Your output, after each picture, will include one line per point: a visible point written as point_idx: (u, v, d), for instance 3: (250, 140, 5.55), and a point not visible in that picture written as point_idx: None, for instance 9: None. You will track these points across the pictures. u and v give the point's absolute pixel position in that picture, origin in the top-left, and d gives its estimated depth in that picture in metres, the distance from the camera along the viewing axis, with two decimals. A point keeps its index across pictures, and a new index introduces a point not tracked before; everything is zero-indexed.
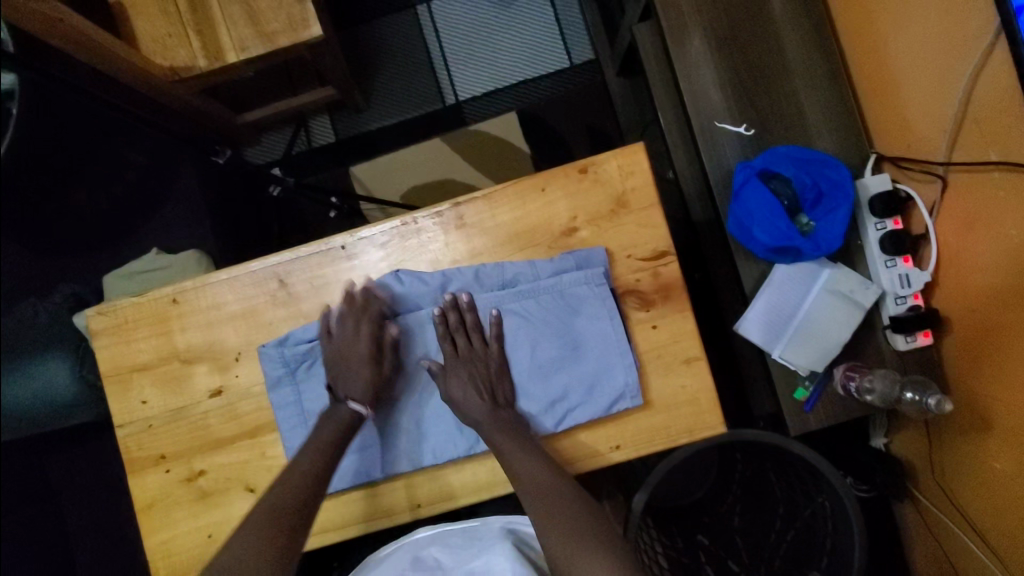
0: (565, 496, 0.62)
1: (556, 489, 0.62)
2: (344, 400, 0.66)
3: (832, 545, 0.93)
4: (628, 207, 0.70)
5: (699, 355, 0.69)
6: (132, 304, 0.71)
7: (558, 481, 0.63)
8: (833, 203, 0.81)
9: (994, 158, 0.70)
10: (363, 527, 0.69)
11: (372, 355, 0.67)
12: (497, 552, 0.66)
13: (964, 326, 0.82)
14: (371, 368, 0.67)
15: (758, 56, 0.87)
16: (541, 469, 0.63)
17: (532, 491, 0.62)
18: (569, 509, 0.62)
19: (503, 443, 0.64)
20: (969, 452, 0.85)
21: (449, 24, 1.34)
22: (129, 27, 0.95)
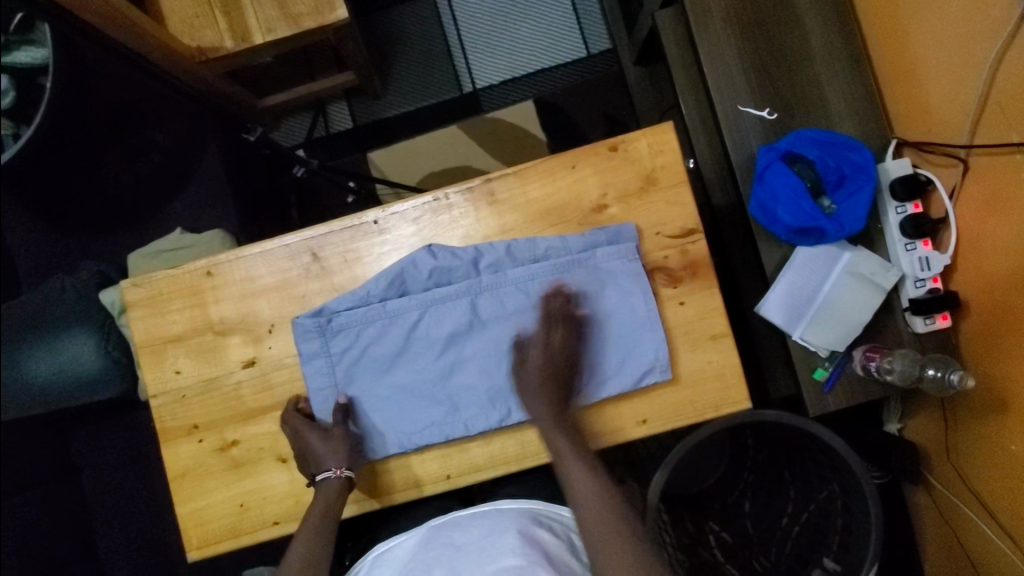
0: (609, 501, 0.61)
1: (597, 491, 0.61)
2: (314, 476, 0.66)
3: (842, 523, 0.94)
4: (657, 185, 0.71)
5: (726, 331, 0.70)
6: (167, 276, 0.72)
7: (604, 487, 0.62)
8: (855, 186, 0.82)
9: (1016, 139, 0.72)
10: (430, 489, 0.70)
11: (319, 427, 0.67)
12: (508, 534, 0.61)
13: (982, 307, 0.83)
14: (332, 432, 0.67)
15: (781, 41, 0.88)
16: (587, 473, 0.62)
17: (581, 493, 0.61)
18: (604, 516, 0.60)
19: (561, 444, 0.64)
20: (986, 435, 0.86)
21: (467, 12, 1.34)
22: (159, 7, 0.96)
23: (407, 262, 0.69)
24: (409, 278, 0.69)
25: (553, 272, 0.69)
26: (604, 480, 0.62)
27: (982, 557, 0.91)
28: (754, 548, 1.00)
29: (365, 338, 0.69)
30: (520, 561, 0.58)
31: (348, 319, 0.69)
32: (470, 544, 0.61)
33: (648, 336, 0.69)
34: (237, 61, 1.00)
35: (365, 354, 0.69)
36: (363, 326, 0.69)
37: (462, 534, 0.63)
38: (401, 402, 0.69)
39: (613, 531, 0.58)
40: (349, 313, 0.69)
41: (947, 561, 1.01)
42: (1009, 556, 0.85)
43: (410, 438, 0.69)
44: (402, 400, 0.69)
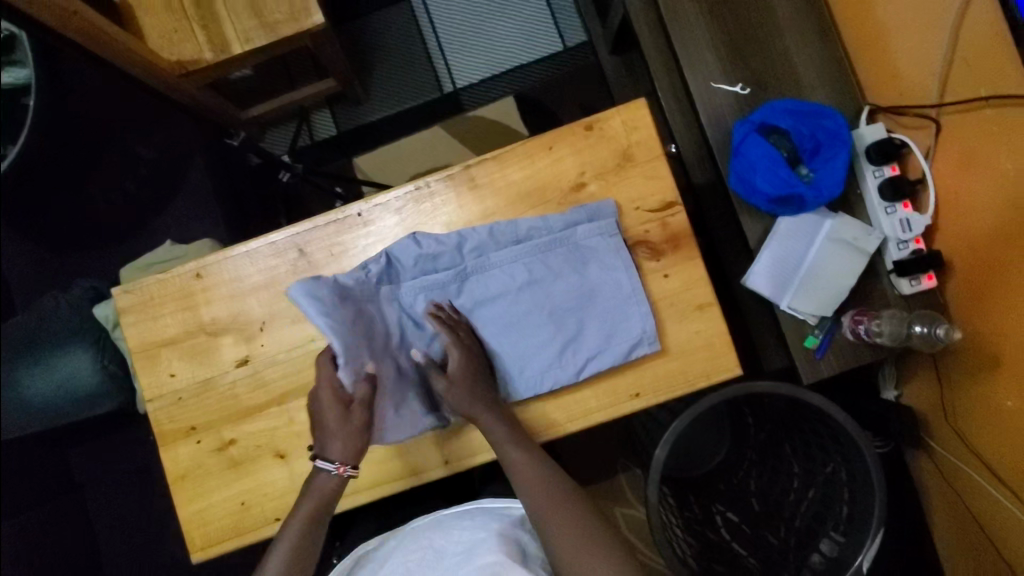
0: (551, 485, 0.65)
1: (540, 473, 0.65)
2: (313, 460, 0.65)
3: (849, 496, 0.92)
4: (634, 160, 0.72)
5: (711, 301, 0.71)
6: (157, 281, 0.73)
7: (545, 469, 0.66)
8: (831, 152, 0.83)
9: (985, 94, 0.73)
10: (429, 475, 0.71)
11: (333, 405, 0.63)
12: (487, 534, 0.64)
13: (967, 265, 0.84)
14: (351, 415, 0.62)
15: (750, 17, 0.90)
16: (527, 458, 0.66)
17: (523, 477, 0.65)
18: (555, 499, 0.64)
19: (500, 437, 0.66)
20: (980, 393, 0.87)
21: (442, 14, 1.36)
22: (137, 24, 0.98)
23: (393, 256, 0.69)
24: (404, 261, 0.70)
25: (537, 251, 0.70)
26: (541, 463, 0.66)
27: (991, 518, 0.91)
28: (760, 524, 0.99)
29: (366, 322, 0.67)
30: (496, 559, 0.60)
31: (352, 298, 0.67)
32: (450, 546, 0.63)
33: (636, 308, 0.70)
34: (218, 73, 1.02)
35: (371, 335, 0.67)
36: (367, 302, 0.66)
37: (442, 536, 0.66)
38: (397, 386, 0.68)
39: (558, 512, 0.63)
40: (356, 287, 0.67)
41: (960, 529, 1.00)
42: (1016, 515, 0.84)
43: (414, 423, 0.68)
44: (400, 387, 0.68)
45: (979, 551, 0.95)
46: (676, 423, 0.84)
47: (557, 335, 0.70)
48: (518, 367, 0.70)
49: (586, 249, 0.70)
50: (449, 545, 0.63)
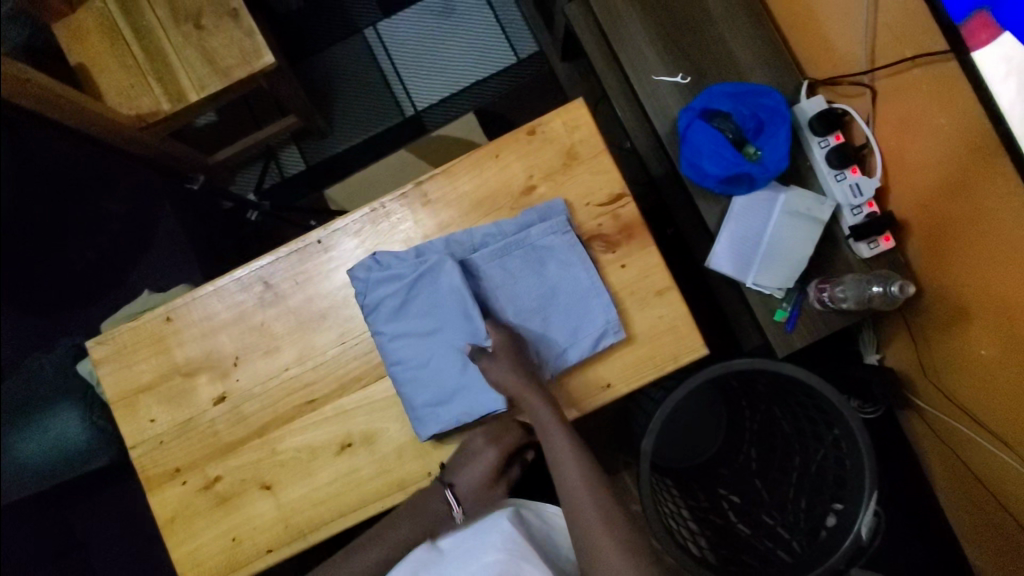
0: (587, 477, 0.66)
1: (577, 467, 0.66)
2: (447, 486, 0.69)
3: (851, 463, 0.87)
4: (579, 158, 0.74)
5: (670, 285, 0.72)
6: (128, 329, 0.74)
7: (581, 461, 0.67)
8: (773, 128, 0.85)
9: (910, 54, 0.75)
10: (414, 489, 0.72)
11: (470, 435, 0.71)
12: (493, 530, 0.65)
13: (923, 222, 0.85)
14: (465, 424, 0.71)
15: (682, 8, 0.92)
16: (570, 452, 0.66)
17: (561, 459, 0.66)
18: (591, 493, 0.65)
19: (544, 418, 0.67)
20: (954, 345, 0.88)
21: (395, 41, 1.39)
22: (95, 84, 1.01)
23: (357, 279, 0.70)
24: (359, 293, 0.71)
25: (492, 256, 0.71)
26: (580, 455, 0.67)
27: (986, 468, 0.91)
28: (762, 504, 0.98)
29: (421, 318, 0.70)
30: (501, 555, 0.61)
31: (428, 294, 0.69)
32: (457, 549, 0.66)
33: (598, 300, 0.71)
34: (178, 122, 1.05)
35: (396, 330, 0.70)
36: (412, 289, 0.69)
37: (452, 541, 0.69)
38: (438, 385, 0.69)
39: (586, 497, 0.65)
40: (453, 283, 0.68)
41: (960, 484, 1.00)
42: (1009, 463, 0.85)
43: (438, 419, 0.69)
44: (436, 385, 0.69)
45: (983, 504, 0.95)
46: (660, 405, 0.84)
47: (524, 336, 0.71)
48: (548, 343, 0.71)
49: (542, 249, 0.71)
50: (459, 547, 0.66)
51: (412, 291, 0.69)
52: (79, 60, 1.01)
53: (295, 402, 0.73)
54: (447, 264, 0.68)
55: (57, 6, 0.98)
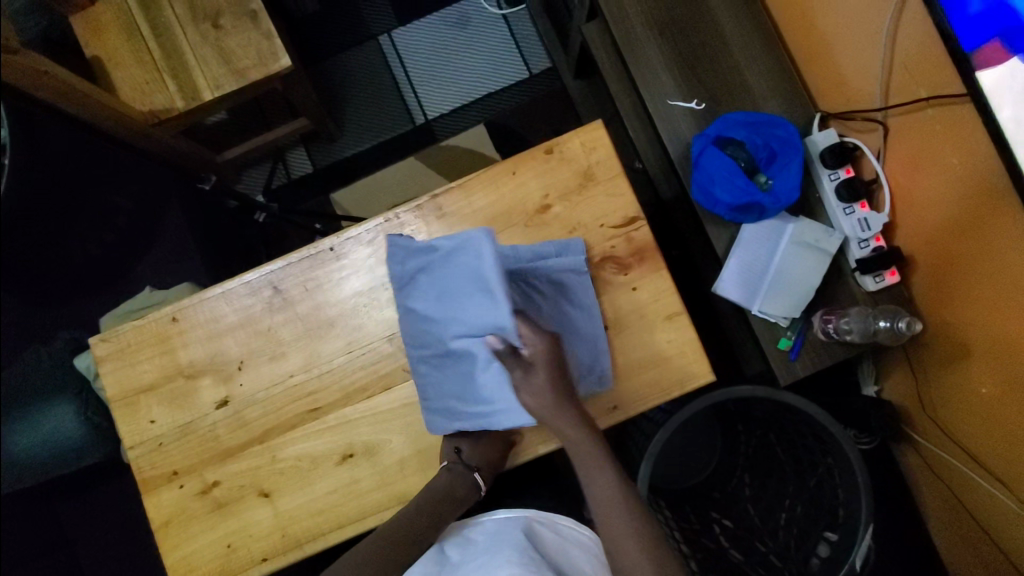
0: (622, 495, 0.64)
1: (617, 502, 0.63)
2: (473, 470, 0.71)
3: (844, 497, 0.90)
4: (595, 180, 0.74)
5: (680, 310, 0.73)
6: (133, 328, 0.73)
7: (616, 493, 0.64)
8: (786, 159, 0.86)
9: (924, 94, 0.76)
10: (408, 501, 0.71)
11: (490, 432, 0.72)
12: (507, 550, 0.60)
13: (928, 259, 0.86)
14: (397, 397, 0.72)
15: (700, 36, 0.93)
16: (607, 484, 0.64)
17: (597, 475, 0.65)
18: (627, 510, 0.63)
19: (569, 432, 0.64)
20: (954, 382, 0.88)
21: (410, 50, 1.40)
22: (109, 77, 1.00)
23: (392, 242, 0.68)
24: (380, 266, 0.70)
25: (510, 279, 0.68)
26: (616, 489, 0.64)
27: (982, 506, 0.92)
28: (756, 531, 0.97)
29: (451, 305, 0.65)
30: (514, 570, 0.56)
31: (452, 275, 0.64)
32: (465, 561, 0.61)
33: (593, 343, 0.71)
34: (190, 119, 1.04)
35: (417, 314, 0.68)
36: (449, 271, 0.64)
37: (460, 553, 0.63)
38: (458, 376, 0.68)
39: (620, 514, 0.63)
40: (478, 267, 0.61)
41: (954, 518, 1.01)
42: (1005, 502, 0.85)
43: (454, 413, 0.68)
44: (466, 373, 0.68)
45: (977, 542, 0.95)
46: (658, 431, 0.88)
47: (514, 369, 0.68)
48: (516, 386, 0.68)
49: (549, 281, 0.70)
50: (468, 559, 0.61)
51: (439, 265, 0.65)
52: (95, 53, 1.00)
53: (298, 409, 0.72)
54: (482, 245, 0.61)
55: None
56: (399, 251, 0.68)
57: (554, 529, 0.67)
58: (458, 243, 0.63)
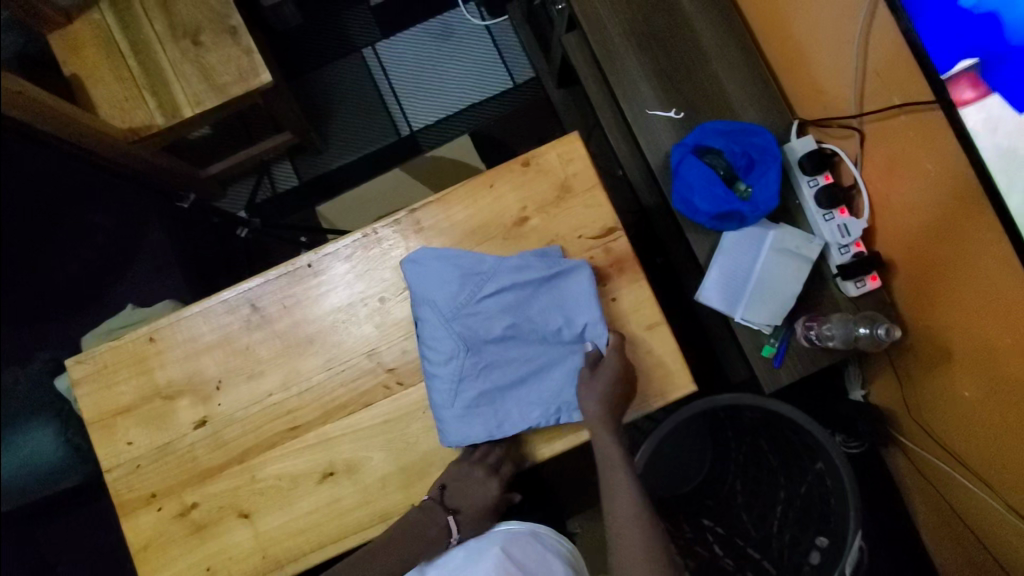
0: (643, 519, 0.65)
1: (636, 529, 0.64)
2: (448, 513, 0.68)
3: (836, 501, 0.89)
4: (573, 191, 0.74)
5: (660, 320, 0.73)
6: (110, 348, 0.73)
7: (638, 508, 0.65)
8: (764, 167, 0.87)
9: (898, 101, 0.77)
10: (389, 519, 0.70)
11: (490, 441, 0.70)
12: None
13: (908, 264, 0.87)
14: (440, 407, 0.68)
15: (677, 45, 0.94)
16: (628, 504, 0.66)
17: (617, 496, 0.67)
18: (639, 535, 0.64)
19: (609, 447, 0.67)
20: (938, 385, 0.88)
21: (394, 62, 1.40)
22: (88, 96, 1.00)
23: (418, 253, 0.71)
24: (424, 272, 0.70)
25: (532, 292, 0.70)
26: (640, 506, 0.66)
27: (970, 509, 0.92)
28: (746, 536, 0.97)
29: (537, 316, 0.70)
30: None
31: (547, 294, 0.70)
32: None
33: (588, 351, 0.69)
34: (172, 135, 1.04)
35: (498, 316, 0.70)
36: (539, 287, 0.70)
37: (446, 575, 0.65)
38: (529, 383, 0.70)
39: (635, 537, 0.64)
40: (579, 290, 0.70)
41: (943, 521, 1.01)
42: (993, 505, 0.85)
43: (529, 414, 0.69)
44: (538, 378, 0.70)
45: (966, 545, 0.95)
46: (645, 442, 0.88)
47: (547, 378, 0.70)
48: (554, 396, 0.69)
49: (553, 291, 0.70)
50: None
51: (525, 281, 0.70)
52: (73, 71, 1.00)
53: (277, 428, 0.71)
54: (580, 270, 0.70)
55: (53, 16, 0.97)
56: (476, 263, 0.71)
57: (525, 544, 0.66)
58: (551, 265, 0.70)
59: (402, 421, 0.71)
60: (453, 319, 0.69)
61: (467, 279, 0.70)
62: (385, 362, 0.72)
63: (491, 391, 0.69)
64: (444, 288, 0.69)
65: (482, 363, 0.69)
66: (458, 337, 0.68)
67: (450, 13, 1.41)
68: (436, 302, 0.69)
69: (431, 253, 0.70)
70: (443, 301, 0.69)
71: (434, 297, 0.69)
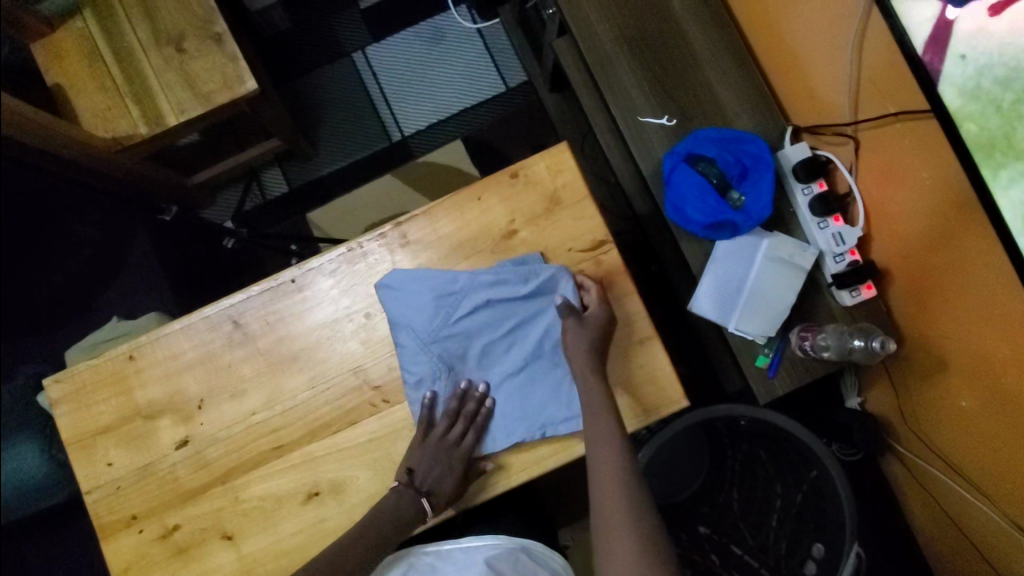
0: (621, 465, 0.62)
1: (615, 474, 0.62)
2: (422, 495, 0.66)
3: (832, 513, 0.89)
4: (561, 203, 0.73)
5: (651, 334, 0.71)
6: (89, 367, 0.71)
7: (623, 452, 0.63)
8: (758, 175, 0.85)
9: (892, 109, 0.76)
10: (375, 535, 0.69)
11: (465, 455, 0.68)
12: None
13: (905, 272, 0.85)
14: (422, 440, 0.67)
15: (669, 51, 0.92)
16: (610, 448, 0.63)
17: (599, 438, 0.63)
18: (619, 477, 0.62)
19: (587, 390, 0.65)
20: (934, 395, 0.87)
21: (384, 66, 1.39)
22: (70, 106, 0.98)
23: (387, 281, 0.68)
24: (399, 297, 0.68)
25: (506, 305, 0.69)
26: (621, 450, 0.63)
27: (968, 519, 0.90)
28: (738, 541, 0.95)
29: (512, 329, 0.69)
30: None
31: (521, 307, 0.69)
32: None
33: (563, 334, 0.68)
34: (157, 144, 1.02)
35: (475, 335, 0.69)
36: (511, 299, 0.69)
37: None
38: (510, 400, 0.69)
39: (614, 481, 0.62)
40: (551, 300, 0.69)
41: (941, 530, 1.00)
42: (991, 516, 0.84)
43: (514, 430, 0.68)
44: (520, 394, 0.69)
45: (964, 554, 0.94)
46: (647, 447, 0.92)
47: (528, 395, 0.69)
48: (536, 412, 0.68)
49: (527, 305, 0.69)
50: None
51: (496, 296, 0.68)
52: (56, 80, 0.98)
53: (260, 448, 0.70)
54: (554, 278, 0.69)
55: (35, 25, 0.95)
56: (448, 282, 0.69)
57: (514, 562, 0.65)
58: (522, 276, 0.69)
59: (388, 440, 0.70)
60: (432, 342, 0.68)
61: (441, 300, 0.68)
62: (371, 380, 0.71)
63: (480, 426, 0.68)
64: (420, 313, 0.68)
65: (472, 397, 0.69)
66: (436, 360, 0.68)
67: (441, 16, 1.39)
68: (414, 327, 0.68)
69: (405, 276, 0.68)
70: (421, 326, 0.68)
71: (412, 321, 0.68)
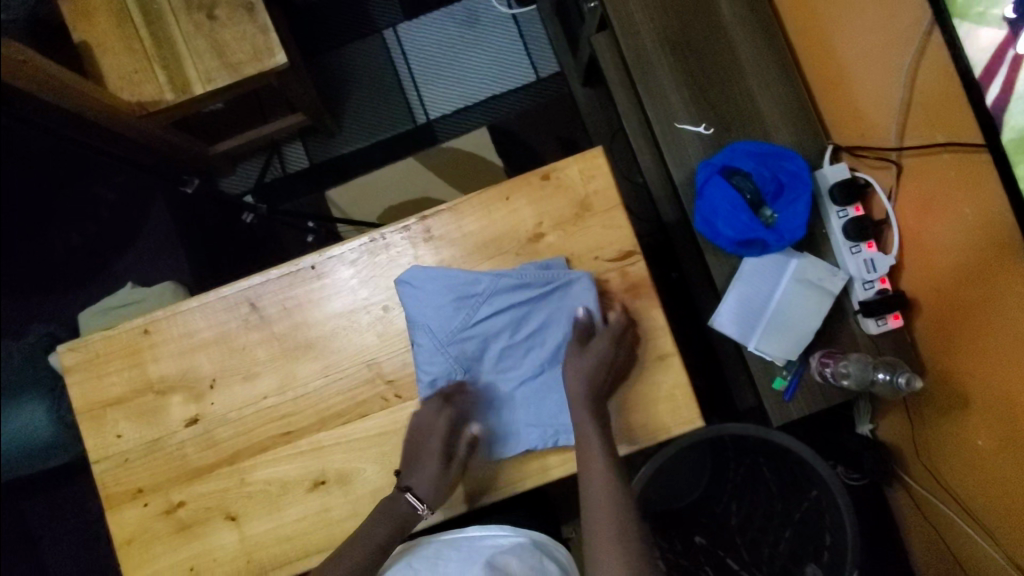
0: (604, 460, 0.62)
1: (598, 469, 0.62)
2: (404, 492, 0.65)
3: (831, 539, 0.90)
4: (592, 210, 0.71)
5: (672, 351, 0.70)
6: (104, 338, 0.71)
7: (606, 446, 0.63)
8: (793, 194, 0.83)
9: (943, 139, 0.73)
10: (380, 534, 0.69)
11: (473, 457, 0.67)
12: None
13: (934, 305, 0.83)
14: (424, 442, 0.67)
15: (712, 58, 0.89)
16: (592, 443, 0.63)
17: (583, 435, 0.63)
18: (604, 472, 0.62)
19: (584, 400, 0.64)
20: (950, 431, 0.85)
21: (414, 46, 1.36)
22: (97, 66, 0.96)
23: (407, 278, 0.67)
24: (418, 295, 0.67)
25: (526, 307, 0.68)
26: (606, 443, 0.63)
27: (970, 559, 0.89)
28: (732, 550, 0.94)
29: (531, 332, 0.68)
30: None
31: (541, 309, 0.68)
32: None
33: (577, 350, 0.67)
34: (182, 112, 1.01)
35: (494, 337, 0.68)
36: (531, 301, 0.67)
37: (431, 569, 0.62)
38: (524, 405, 0.68)
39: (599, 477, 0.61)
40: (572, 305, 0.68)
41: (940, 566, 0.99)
42: (996, 560, 0.82)
43: (526, 435, 0.67)
44: (534, 400, 0.68)
45: None
46: (657, 455, 0.93)
47: (542, 401, 0.68)
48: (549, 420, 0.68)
49: (546, 307, 0.68)
50: None
51: (516, 297, 0.67)
52: (83, 38, 0.96)
53: (270, 432, 0.70)
54: (575, 283, 0.68)
55: None
56: (468, 281, 0.67)
57: (521, 555, 0.62)
58: (544, 279, 0.68)
59: (398, 435, 0.69)
60: (450, 344, 0.67)
61: (461, 301, 0.67)
62: (385, 373, 0.70)
63: (493, 431, 0.68)
64: (440, 314, 0.66)
65: (488, 400, 0.68)
66: (454, 362, 0.67)
67: None
68: (432, 327, 0.67)
69: (427, 274, 0.67)
70: (439, 327, 0.66)
71: (430, 321, 0.66)
